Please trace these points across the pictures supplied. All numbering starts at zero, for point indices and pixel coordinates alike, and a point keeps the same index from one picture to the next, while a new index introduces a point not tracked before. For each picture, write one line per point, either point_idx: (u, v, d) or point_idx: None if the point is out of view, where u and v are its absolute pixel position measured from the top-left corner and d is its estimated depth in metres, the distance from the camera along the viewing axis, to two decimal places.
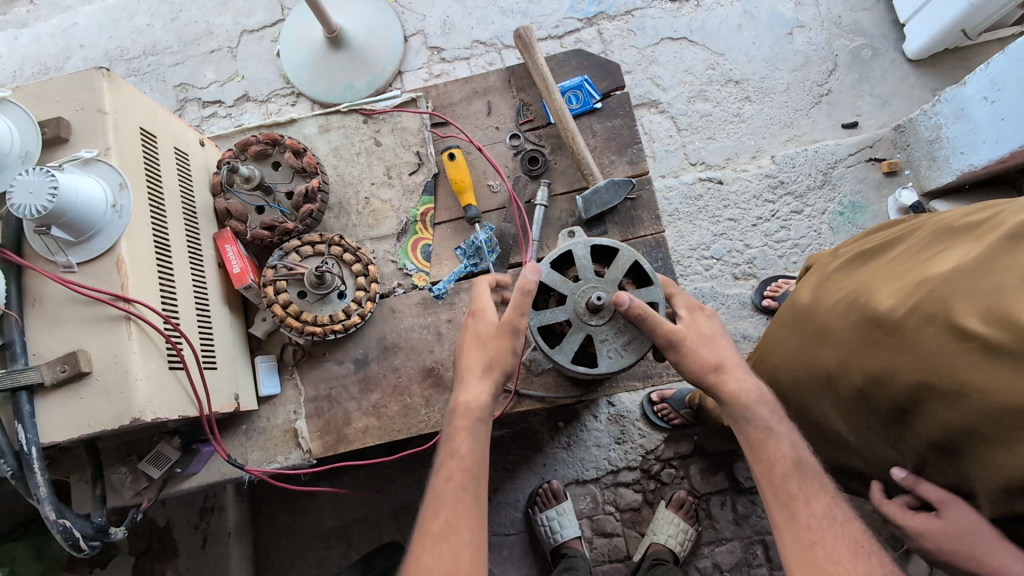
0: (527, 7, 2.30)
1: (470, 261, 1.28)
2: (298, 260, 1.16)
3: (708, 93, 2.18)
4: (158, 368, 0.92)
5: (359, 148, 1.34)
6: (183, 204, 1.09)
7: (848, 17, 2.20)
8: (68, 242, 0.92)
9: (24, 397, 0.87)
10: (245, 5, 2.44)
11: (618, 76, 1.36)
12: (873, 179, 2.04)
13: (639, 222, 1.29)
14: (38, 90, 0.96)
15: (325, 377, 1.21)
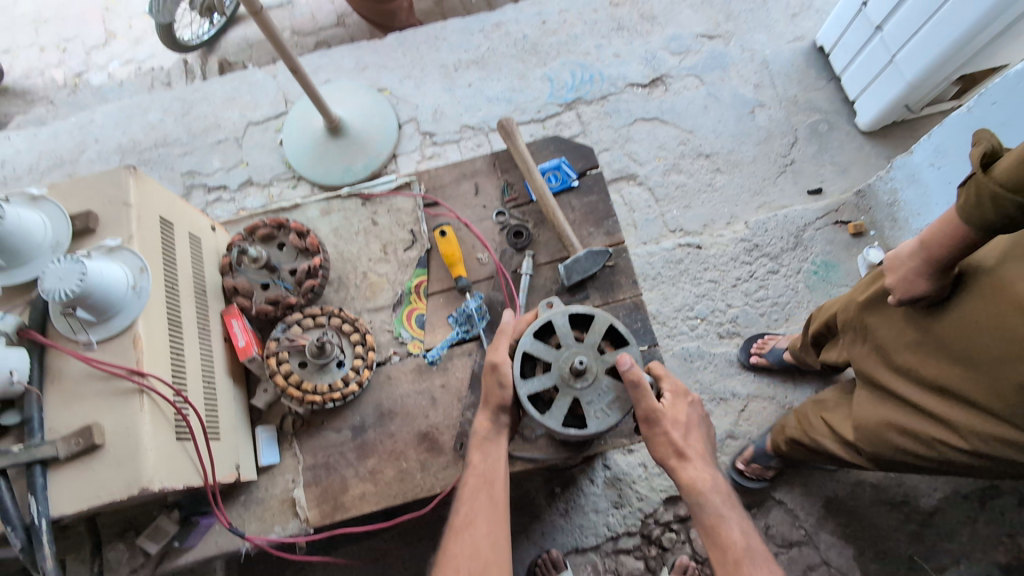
0: (512, 95, 2.52)
1: (462, 328, 1.34)
2: (299, 331, 1.23)
3: (681, 166, 2.35)
4: (166, 439, 0.96)
5: (357, 228, 1.45)
6: (195, 284, 1.16)
7: (803, 96, 2.42)
8: (90, 322, 0.97)
9: (38, 470, 0.90)
10: (252, 100, 2.65)
11: (592, 157, 1.49)
12: (842, 240, 2.16)
13: (618, 287, 1.38)
14: (72, 187, 1.06)
15: (323, 445, 1.24)
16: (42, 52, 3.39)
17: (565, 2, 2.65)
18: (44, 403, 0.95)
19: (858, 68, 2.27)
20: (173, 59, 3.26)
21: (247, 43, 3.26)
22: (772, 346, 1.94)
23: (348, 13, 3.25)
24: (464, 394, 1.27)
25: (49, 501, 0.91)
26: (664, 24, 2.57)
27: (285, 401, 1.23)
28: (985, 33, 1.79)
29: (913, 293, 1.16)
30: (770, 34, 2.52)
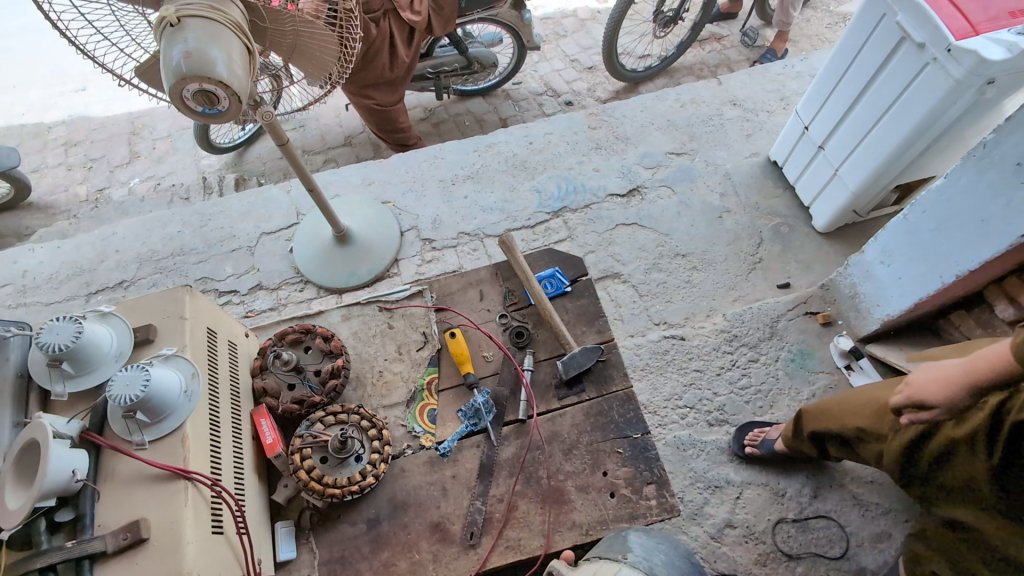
0: (503, 206, 2.78)
1: (470, 421, 1.57)
2: (321, 428, 1.47)
3: (661, 265, 2.57)
4: (203, 531, 1.16)
5: (375, 330, 1.75)
6: (232, 388, 1.43)
7: (764, 202, 2.71)
8: (145, 424, 1.20)
9: (87, 564, 1.07)
10: (266, 213, 2.89)
11: (582, 267, 1.69)
12: (813, 329, 2.33)
13: (610, 380, 1.64)
14: (137, 307, 1.36)
15: (339, 539, 1.44)
16: (69, 171, 3.68)
17: (549, 126, 3.03)
18: (97, 498, 1.15)
19: (807, 180, 2.58)
20: (192, 176, 3.58)
21: (262, 163, 3.60)
22: (763, 438, 2.02)
23: (354, 135, 3.63)
24: (473, 483, 1.50)
25: None
26: (637, 143, 2.93)
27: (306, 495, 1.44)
28: (909, 153, 2.09)
29: (920, 405, 1.29)
30: (729, 150, 2.88)
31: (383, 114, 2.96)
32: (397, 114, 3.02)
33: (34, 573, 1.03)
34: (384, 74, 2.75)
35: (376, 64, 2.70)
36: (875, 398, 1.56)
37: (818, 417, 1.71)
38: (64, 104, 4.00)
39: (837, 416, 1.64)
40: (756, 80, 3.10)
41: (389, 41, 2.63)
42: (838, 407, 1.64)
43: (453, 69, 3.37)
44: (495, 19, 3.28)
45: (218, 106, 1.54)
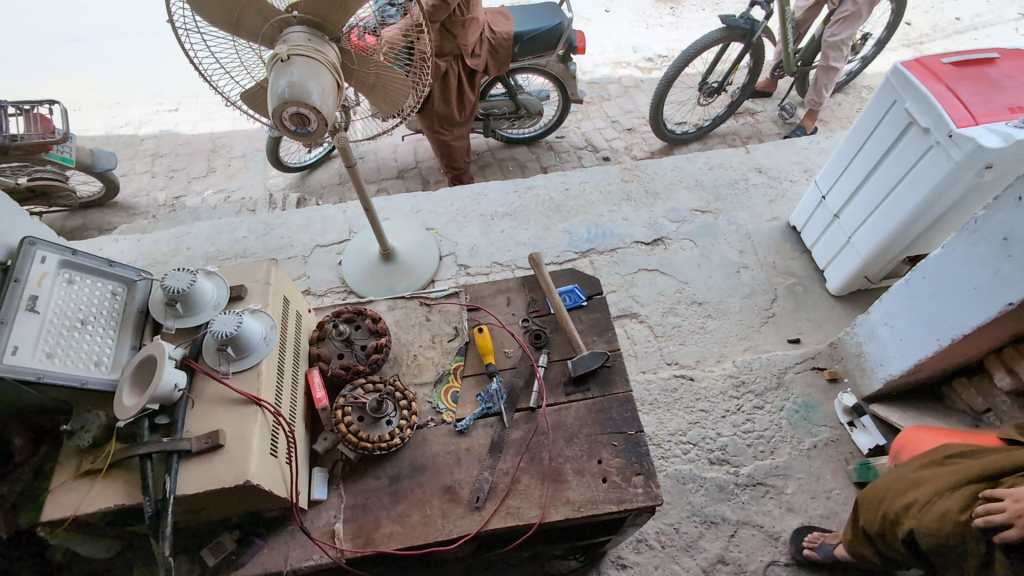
0: (536, 242, 3.03)
1: (487, 404, 1.39)
2: (363, 392, 1.35)
3: (677, 310, 2.75)
4: (266, 451, 1.10)
5: (414, 320, 1.55)
6: (295, 346, 1.36)
7: (781, 262, 2.88)
8: (232, 358, 1.17)
9: (174, 458, 1.05)
10: (323, 228, 3.19)
11: (598, 284, 1.58)
12: (819, 383, 2.43)
13: (614, 382, 1.41)
14: (231, 268, 1.38)
15: (363, 488, 1.29)
16: (153, 178, 4.14)
17: (585, 176, 3.30)
18: (189, 409, 1.12)
19: (822, 246, 2.75)
20: (260, 192, 3.97)
21: (322, 186, 3.98)
22: (823, 542, 1.95)
23: (407, 169, 3.99)
24: (485, 457, 1.32)
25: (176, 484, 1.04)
26: (664, 199, 3.16)
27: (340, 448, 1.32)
28: (915, 227, 2.25)
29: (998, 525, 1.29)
30: (752, 212, 3.08)
31: (447, 146, 3.39)
32: (455, 148, 3.44)
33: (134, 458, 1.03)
34: (449, 111, 3.21)
35: (446, 101, 3.17)
36: (918, 482, 1.53)
37: (867, 503, 1.65)
38: (158, 121, 4.53)
39: (880, 498, 1.60)
40: (783, 152, 3.33)
41: (458, 82, 3.11)
42: (884, 489, 1.60)
43: (502, 112, 3.73)
44: (540, 69, 3.61)
45: (308, 127, 1.84)
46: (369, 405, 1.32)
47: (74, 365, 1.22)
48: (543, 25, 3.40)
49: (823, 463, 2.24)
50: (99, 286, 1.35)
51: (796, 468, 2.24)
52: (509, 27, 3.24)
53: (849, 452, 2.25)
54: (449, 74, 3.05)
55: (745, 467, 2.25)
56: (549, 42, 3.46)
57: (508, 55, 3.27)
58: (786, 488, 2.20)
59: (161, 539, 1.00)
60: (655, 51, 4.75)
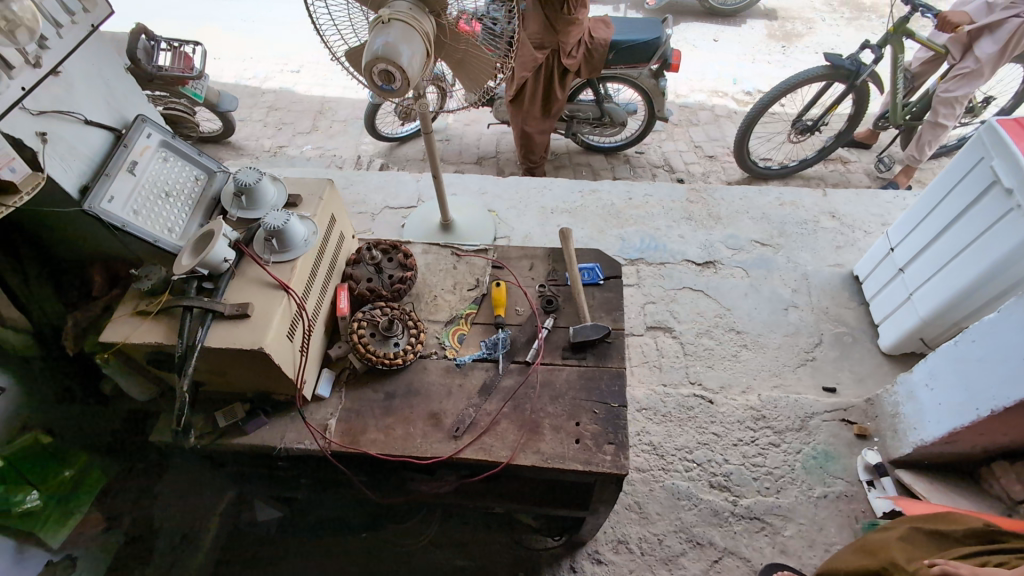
0: (589, 241, 3.08)
1: (487, 350, 1.49)
2: (380, 312, 1.49)
3: (713, 333, 2.72)
4: (283, 330, 1.25)
5: (443, 266, 1.68)
6: (332, 259, 1.52)
7: (834, 309, 2.77)
8: (276, 250, 1.35)
9: (209, 316, 1.22)
10: (395, 192, 3.38)
11: (618, 267, 1.64)
12: (846, 436, 2.32)
13: (610, 357, 1.47)
14: (294, 181, 1.56)
15: (360, 397, 1.42)
16: (264, 127, 4.56)
17: (651, 189, 3.30)
18: (231, 282, 1.30)
19: (881, 299, 2.62)
20: (351, 154, 4.29)
21: (407, 160, 4.25)
22: None
23: (486, 158, 4.18)
24: (474, 396, 1.42)
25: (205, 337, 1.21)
26: (726, 225, 3.12)
27: (351, 357, 1.46)
28: (983, 293, 2.12)
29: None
30: (814, 255, 2.98)
31: (528, 137, 3.54)
32: (536, 141, 3.58)
33: (177, 307, 1.21)
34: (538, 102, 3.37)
35: (537, 92, 3.33)
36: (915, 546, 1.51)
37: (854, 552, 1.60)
38: (280, 79, 4.99)
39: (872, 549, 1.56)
40: (863, 201, 3.19)
41: (551, 76, 3.26)
42: (878, 543, 1.57)
43: (586, 117, 3.84)
44: (630, 80, 3.69)
45: (393, 85, 1.99)
46: (381, 324, 1.44)
47: (152, 225, 1.45)
48: (642, 36, 3.47)
49: (830, 515, 2.14)
50: (187, 170, 1.60)
51: (799, 512, 2.15)
52: (609, 34, 3.37)
53: (861, 511, 2.14)
54: (544, 68, 3.21)
55: (745, 498, 2.19)
56: (644, 54, 3.53)
57: (602, 61, 3.41)
58: (784, 529, 2.12)
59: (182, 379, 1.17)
60: (755, 86, 4.67)
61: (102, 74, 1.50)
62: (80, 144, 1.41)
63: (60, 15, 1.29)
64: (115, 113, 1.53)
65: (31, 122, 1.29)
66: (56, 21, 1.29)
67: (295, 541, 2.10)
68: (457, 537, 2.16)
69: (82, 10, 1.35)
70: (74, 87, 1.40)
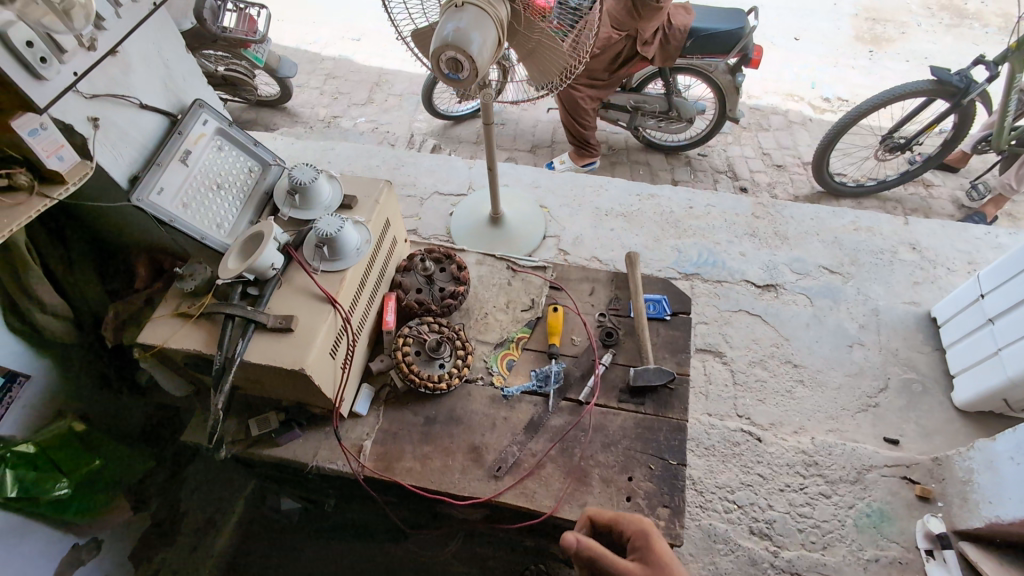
0: (642, 250, 2.91)
1: (538, 382, 1.38)
2: (428, 329, 1.39)
3: (767, 363, 2.55)
4: (326, 349, 1.16)
5: (497, 281, 1.58)
6: (382, 266, 1.42)
7: (904, 352, 2.55)
8: (326, 257, 1.25)
9: (252, 327, 1.14)
10: (446, 176, 3.25)
11: (688, 302, 1.49)
12: (905, 496, 2.14)
13: (671, 407, 1.34)
14: (350, 179, 1.46)
15: (399, 419, 1.34)
16: (320, 96, 4.48)
17: (715, 199, 3.07)
18: (277, 288, 1.21)
19: (962, 349, 2.39)
20: (404, 132, 4.17)
21: (459, 141, 4.12)
22: None
23: (540, 146, 4.01)
24: (519, 432, 1.32)
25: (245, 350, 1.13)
26: (794, 245, 2.88)
27: (392, 373, 1.38)
28: None
29: None
30: (888, 289, 2.73)
31: (576, 106, 3.36)
32: (586, 116, 3.42)
33: (219, 313, 1.13)
34: (597, 76, 3.24)
35: (598, 66, 3.18)
36: None
37: None
38: (340, 46, 4.88)
39: None
40: (949, 234, 2.89)
41: (616, 52, 3.10)
42: None
43: (653, 108, 3.61)
44: (707, 74, 3.44)
45: (460, 74, 1.86)
46: (428, 343, 1.35)
47: (200, 220, 1.43)
48: (724, 25, 3.22)
49: None
50: (241, 160, 1.58)
51: (845, 574, 2.01)
52: (690, 19, 3.12)
53: None
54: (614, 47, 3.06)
55: (787, 550, 2.07)
56: (724, 46, 3.28)
57: (677, 49, 3.17)
58: None
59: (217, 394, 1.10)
60: (836, 92, 4.32)
61: (162, 53, 1.46)
62: (134, 130, 1.38)
63: None
64: (172, 96, 1.49)
65: (84, 106, 1.25)
66: (115, 0, 1.20)
67: (316, 536, 2.07)
68: (479, 553, 2.05)
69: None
70: (131, 68, 1.36)
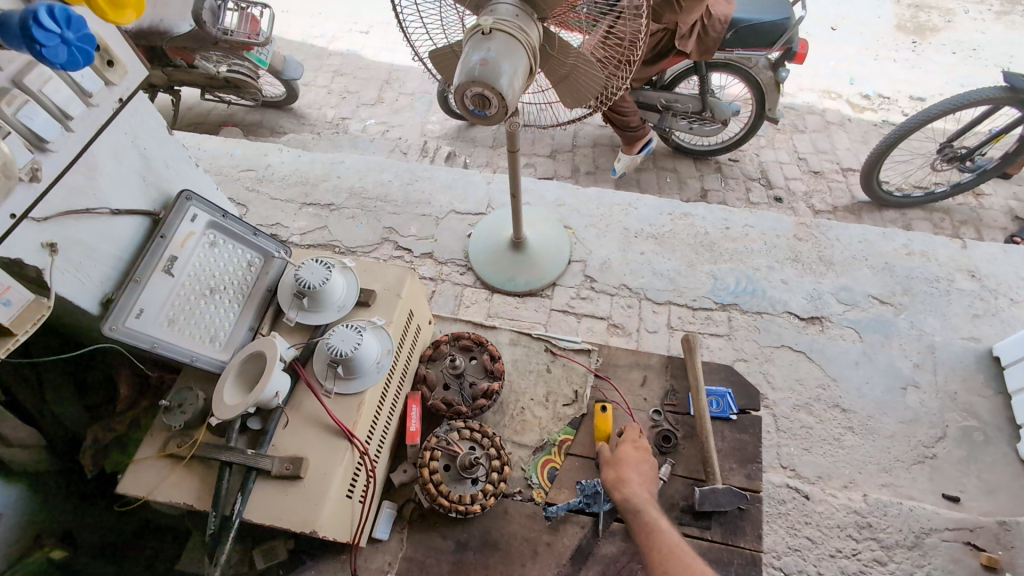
0: (676, 277, 2.69)
1: (585, 499, 1.52)
2: (457, 438, 1.58)
3: (813, 408, 2.34)
4: (340, 496, 1.35)
5: (532, 367, 1.90)
6: (399, 373, 1.62)
7: (963, 396, 2.35)
8: (339, 377, 1.45)
9: (253, 476, 1.32)
10: (463, 193, 3.02)
11: (755, 399, 1.68)
12: (969, 564, 1.97)
13: (742, 533, 1.49)
14: (368, 269, 1.65)
15: (426, 546, 1.52)
16: (327, 95, 4.21)
17: (753, 219, 2.84)
18: (281, 422, 1.40)
19: None
20: (416, 137, 3.92)
21: (475, 144, 3.86)
22: None
23: (560, 151, 3.76)
24: (563, 561, 1.48)
25: (246, 506, 1.30)
26: (840, 272, 2.66)
27: (417, 489, 1.56)
28: None
29: None
30: (945, 322, 2.51)
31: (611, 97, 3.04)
32: (625, 104, 3.10)
33: (220, 462, 1.33)
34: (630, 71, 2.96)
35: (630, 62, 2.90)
36: None
37: None
38: (348, 40, 4.58)
39: None
40: (1011, 260, 2.65)
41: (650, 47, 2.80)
42: None
43: (684, 108, 3.30)
44: (746, 69, 3.17)
45: (487, 110, 1.62)
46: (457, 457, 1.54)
47: (193, 338, 1.46)
48: (768, 15, 2.94)
49: None
50: (240, 254, 1.58)
51: None
52: (731, 10, 2.76)
53: None
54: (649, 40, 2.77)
55: None
56: (767, 37, 2.99)
57: (717, 42, 2.83)
58: None
59: (218, 554, 1.27)
60: (876, 89, 4.00)
61: (134, 142, 1.41)
62: (104, 242, 1.35)
63: (72, 107, 1.15)
64: (149, 188, 1.46)
65: (38, 232, 1.20)
66: (65, 121, 1.15)
67: None
68: None
69: (104, 86, 1.22)
70: (99, 170, 1.31)
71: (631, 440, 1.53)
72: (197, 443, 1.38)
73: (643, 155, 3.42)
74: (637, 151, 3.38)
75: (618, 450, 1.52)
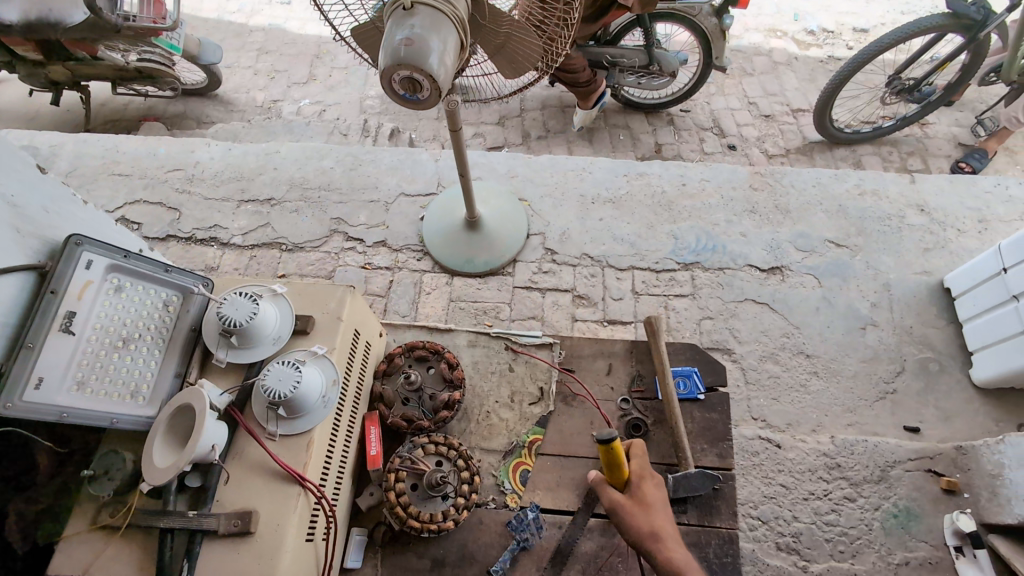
0: (636, 240, 2.65)
1: (521, 540, 1.50)
2: (421, 455, 1.55)
3: (779, 357, 2.38)
4: (299, 542, 1.31)
5: (495, 368, 1.85)
6: (354, 398, 1.59)
7: (919, 329, 2.42)
8: (282, 417, 1.40)
9: (199, 538, 1.27)
10: (411, 173, 2.88)
11: (722, 375, 1.69)
12: (931, 490, 2.08)
13: (718, 512, 1.51)
14: (304, 294, 1.58)
15: (402, 567, 1.49)
16: (255, 75, 3.92)
17: (709, 172, 2.81)
18: (223, 476, 1.35)
19: (980, 326, 2.28)
20: (356, 115, 3.70)
21: (419, 116, 3.67)
22: None
23: (508, 117, 3.62)
24: (544, 564, 1.48)
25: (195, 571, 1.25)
26: (797, 220, 2.66)
27: (388, 514, 1.51)
28: None
29: None
30: (898, 258, 2.56)
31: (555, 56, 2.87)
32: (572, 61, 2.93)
33: (160, 529, 1.27)
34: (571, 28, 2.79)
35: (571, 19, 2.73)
36: None
37: None
38: (268, 13, 4.24)
39: None
40: (956, 190, 2.70)
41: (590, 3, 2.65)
42: None
43: (631, 63, 3.19)
44: (689, 17, 3.08)
45: (419, 94, 1.50)
46: (424, 474, 1.52)
47: (107, 396, 1.36)
48: None
49: None
50: (155, 294, 1.49)
51: None
52: None
53: None
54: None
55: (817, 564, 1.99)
56: None
57: None
58: None
59: None
60: (821, 24, 3.95)
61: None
62: None
63: None
64: (26, 242, 1.27)
65: None
66: None
67: None
68: None
69: None
70: None
71: (647, 475, 1.44)
72: (133, 511, 1.31)
73: (599, 108, 3.30)
74: (593, 104, 3.23)
75: (642, 491, 1.41)
